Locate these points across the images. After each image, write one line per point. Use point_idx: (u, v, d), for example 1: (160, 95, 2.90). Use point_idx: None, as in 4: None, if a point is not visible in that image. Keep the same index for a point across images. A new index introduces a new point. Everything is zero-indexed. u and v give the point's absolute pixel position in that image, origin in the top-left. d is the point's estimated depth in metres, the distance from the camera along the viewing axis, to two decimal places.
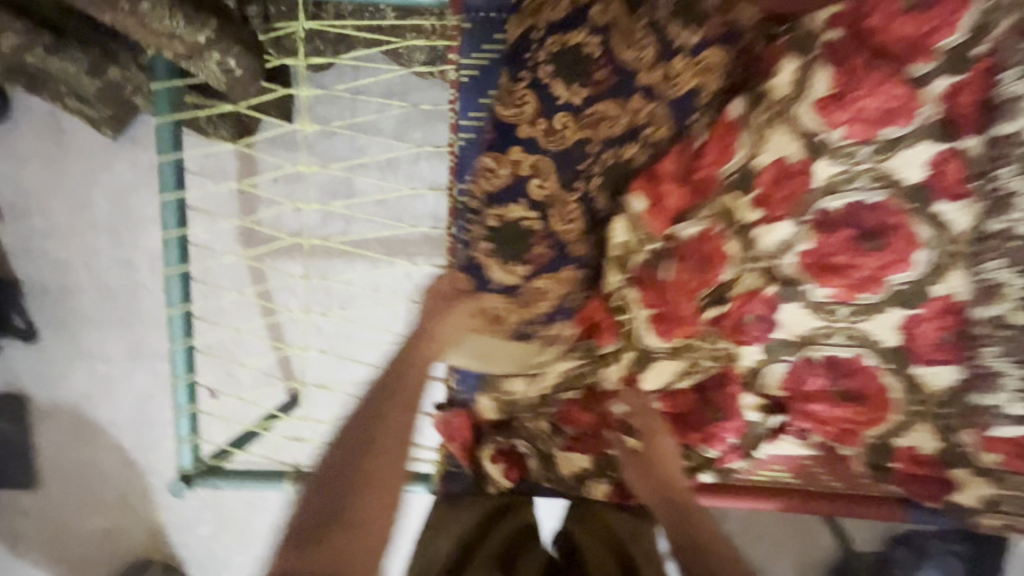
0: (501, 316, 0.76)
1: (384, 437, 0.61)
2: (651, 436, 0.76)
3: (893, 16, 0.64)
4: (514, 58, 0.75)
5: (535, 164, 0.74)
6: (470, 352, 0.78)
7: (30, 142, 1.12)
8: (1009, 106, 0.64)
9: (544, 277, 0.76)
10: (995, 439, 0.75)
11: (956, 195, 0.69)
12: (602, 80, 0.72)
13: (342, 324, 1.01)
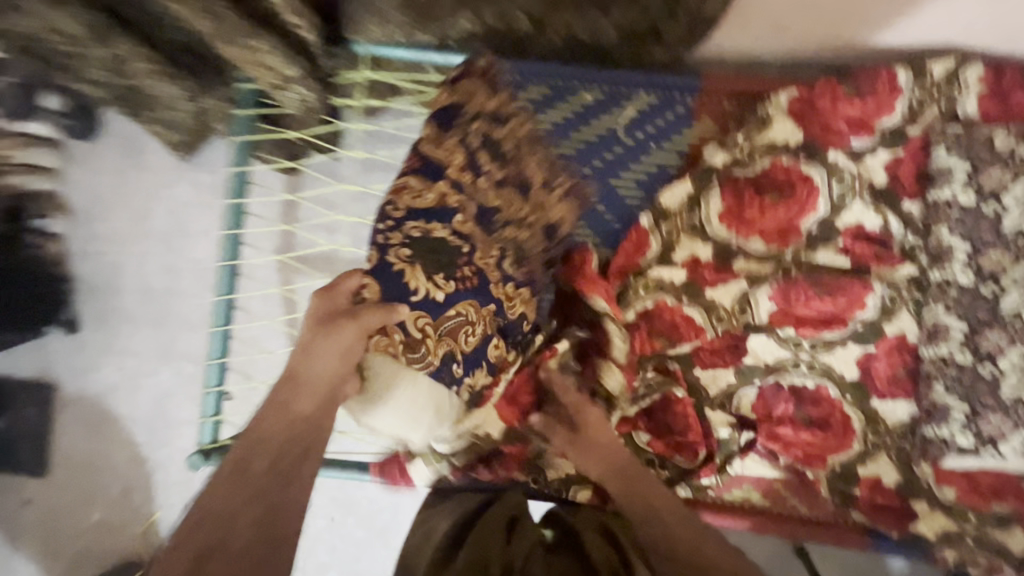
0: (415, 343, 0.66)
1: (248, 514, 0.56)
2: (579, 412, 0.76)
3: (837, 101, 0.83)
4: (445, 118, 0.80)
5: (461, 201, 0.76)
6: (374, 394, 0.65)
7: (107, 160, 1.29)
8: (939, 177, 0.81)
9: (463, 304, 0.71)
10: (947, 470, 0.82)
11: (897, 245, 0.84)
12: (512, 169, 0.83)
13: None
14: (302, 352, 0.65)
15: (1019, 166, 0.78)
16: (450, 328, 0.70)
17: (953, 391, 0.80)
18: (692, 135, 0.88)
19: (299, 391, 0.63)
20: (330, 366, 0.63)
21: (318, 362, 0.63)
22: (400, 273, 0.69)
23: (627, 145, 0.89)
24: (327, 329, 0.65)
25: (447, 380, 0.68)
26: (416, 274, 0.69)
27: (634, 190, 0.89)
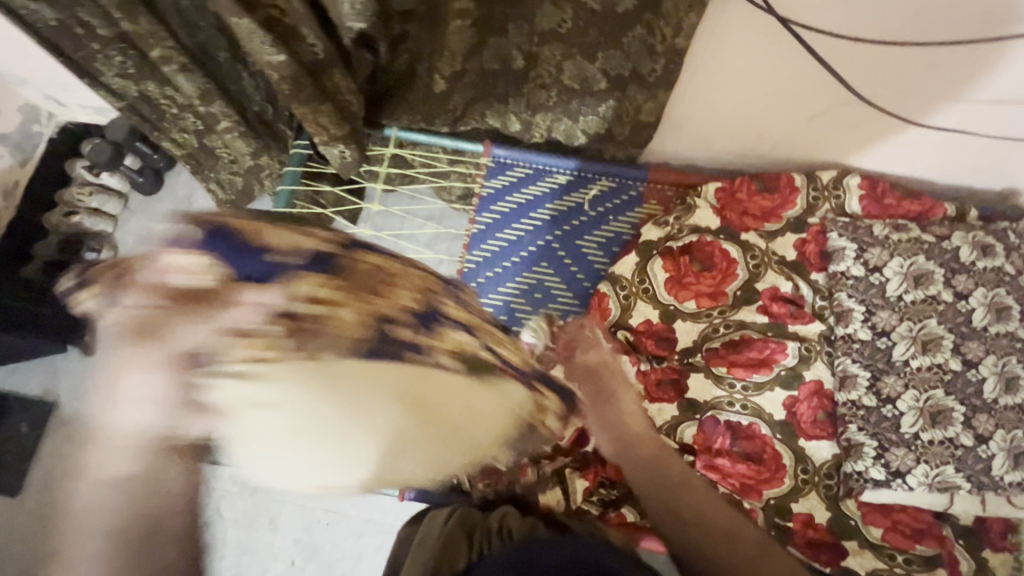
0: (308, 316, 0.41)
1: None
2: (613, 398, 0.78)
3: (753, 193, 1.07)
4: None
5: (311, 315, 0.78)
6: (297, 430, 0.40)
7: (162, 211, 1.52)
8: (836, 253, 1.01)
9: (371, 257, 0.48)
10: (868, 505, 0.91)
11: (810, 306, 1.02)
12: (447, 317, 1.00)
13: None
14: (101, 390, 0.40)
15: (894, 247, 0.99)
16: (372, 281, 0.46)
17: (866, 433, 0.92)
18: (641, 212, 1.12)
19: (116, 457, 0.40)
20: (153, 411, 0.40)
21: (130, 407, 0.40)
22: (250, 246, 0.43)
23: (591, 217, 1.12)
24: (119, 360, 0.40)
25: (395, 353, 0.43)
26: (261, 233, 0.45)
27: (595, 251, 1.11)
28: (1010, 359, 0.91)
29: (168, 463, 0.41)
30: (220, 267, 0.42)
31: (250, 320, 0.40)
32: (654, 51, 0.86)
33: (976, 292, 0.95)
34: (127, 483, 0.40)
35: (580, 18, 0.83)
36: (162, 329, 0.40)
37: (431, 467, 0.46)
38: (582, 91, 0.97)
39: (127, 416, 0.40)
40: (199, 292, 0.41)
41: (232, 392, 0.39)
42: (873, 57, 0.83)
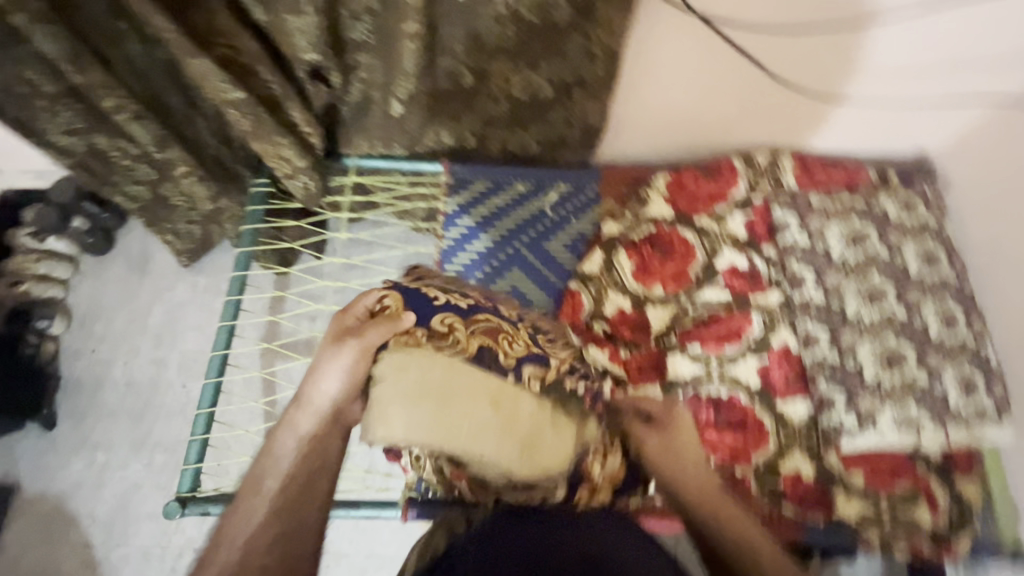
0: (462, 344, 0.72)
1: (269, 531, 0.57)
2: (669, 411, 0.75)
3: (699, 180, 1.15)
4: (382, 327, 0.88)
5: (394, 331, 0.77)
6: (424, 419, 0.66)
7: (116, 270, 1.48)
8: (781, 226, 1.10)
9: (483, 314, 0.77)
10: (847, 454, 0.97)
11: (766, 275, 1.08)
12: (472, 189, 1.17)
13: None
14: (313, 372, 0.66)
15: (830, 214, 1.08)
16: (486, 331, 0.75)
17: (833, 386, 0.98)
18: (601, 210, 1.17)
19: (309, 415, 0.63)
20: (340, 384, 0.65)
21: (332, 385, 0.65)
22: (425, 298, 0.75)
23: (553, 220, 1.17)
24: (329, 346, 0.67)
25: (497, 368, 0.72)
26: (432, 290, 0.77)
27: (562, 252, 1.16)
28: (947, 301, 1.00)
29: (333, 429, 0.64)
30: (396, 295, 0.75)
31: (406, 327, 0.70)
32: (592, 55, 0.93)
33: (907, 244, 1.05)
34: (306, 439, 0.62)
35: (523, 33, 0.90)
36: (360, 331, 0.68)
37: (496, 456, 0.68)
38: (530, 102, 1.03)
39: (323, 389, 0.65)
40: (388, 313, 0.72)
41: (392, 367, 0.67)
42: (801, 43, 0.95)
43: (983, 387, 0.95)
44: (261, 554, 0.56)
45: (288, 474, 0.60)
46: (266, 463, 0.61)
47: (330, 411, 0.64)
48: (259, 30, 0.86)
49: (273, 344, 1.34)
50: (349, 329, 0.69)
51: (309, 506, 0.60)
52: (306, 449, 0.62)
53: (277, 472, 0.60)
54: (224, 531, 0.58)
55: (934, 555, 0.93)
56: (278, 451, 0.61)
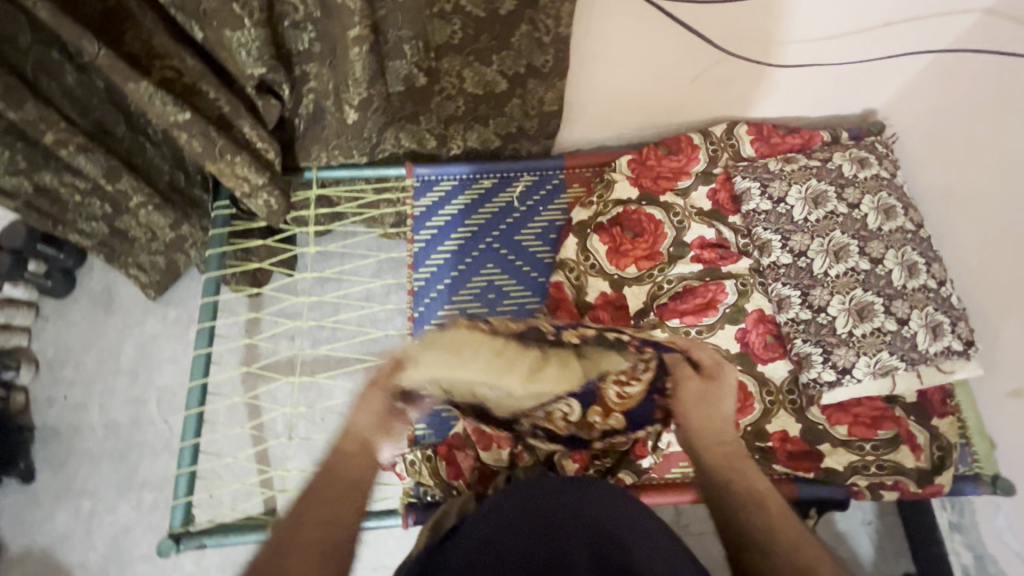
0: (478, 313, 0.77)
1: (315, 517, 0.61)
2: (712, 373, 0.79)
3: (660, 157, 1.17)
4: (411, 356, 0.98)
5: None
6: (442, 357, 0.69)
7: (81, 311, 1.43)
8: (744, 194, 1.12)
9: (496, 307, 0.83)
10: (829, 406, 1.00)
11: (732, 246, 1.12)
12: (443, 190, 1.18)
13: (328, 415, 1.29)
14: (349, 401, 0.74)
15: (789, 177, 1.11)
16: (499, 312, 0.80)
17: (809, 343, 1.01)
18: (567, 198, 1.19)
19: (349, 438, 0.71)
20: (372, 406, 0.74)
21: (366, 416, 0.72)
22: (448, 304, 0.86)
23: (523, 211, 1.18)
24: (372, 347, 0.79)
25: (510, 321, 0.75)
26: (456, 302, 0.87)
27: (534, 242, 1.16)
28: (907, 249, 1.04)
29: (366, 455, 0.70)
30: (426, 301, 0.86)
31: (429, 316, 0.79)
32: (542, 43, 0.93)
33: (865, 199, 1.08)
34: (347, 459, 0.69)
35: (470, 27, 0.91)
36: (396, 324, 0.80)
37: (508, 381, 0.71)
38: (486, 96, 1.03)
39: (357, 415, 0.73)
40: None
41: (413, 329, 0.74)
42: (746, 14, 0.96)
43: (949, 328, 0.98)
44: (313, 536, 0.59)
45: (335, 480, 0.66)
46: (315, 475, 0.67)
47: (363, 439, 0.71)
48: (201, 48, 0.84)
49: (253, 367, 1.32)
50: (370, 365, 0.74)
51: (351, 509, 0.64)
52: (349, 460, 0.68)
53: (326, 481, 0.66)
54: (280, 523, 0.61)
55: (921, 494, 0.96)
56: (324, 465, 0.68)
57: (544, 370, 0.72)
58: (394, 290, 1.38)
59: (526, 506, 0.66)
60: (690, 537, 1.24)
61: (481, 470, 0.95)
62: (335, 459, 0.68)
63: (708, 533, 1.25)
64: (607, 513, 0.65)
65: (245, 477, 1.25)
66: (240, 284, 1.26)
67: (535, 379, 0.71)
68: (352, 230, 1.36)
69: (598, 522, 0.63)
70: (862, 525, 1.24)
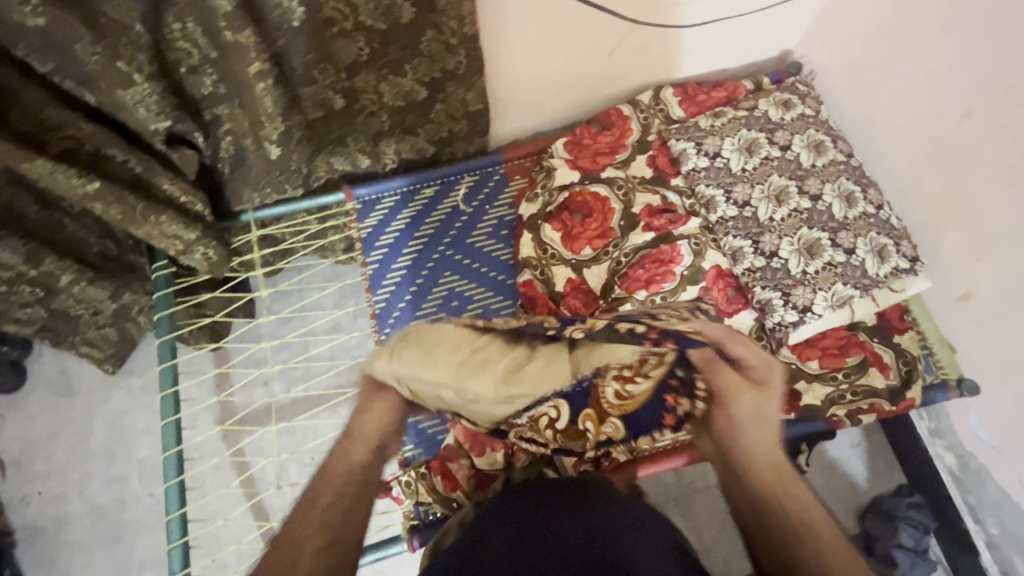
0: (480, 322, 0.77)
1: (315, 541, 0.61)
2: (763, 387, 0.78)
3: (594, 134, 1.17)
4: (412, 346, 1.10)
5: None
6: (420, 358, 0.72)
7: (39, 400, 1.36)
8: (681, 156, 1.13)
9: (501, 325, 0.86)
10: (798, 345, 1.03)
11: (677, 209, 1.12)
12: (384, 207, 1.16)
13: (317, 454, 1.28)
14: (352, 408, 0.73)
15: (721, 132, 1.13)
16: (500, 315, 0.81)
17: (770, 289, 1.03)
18: (512, 191, 1.18)
19: (355, 444, 0.70)
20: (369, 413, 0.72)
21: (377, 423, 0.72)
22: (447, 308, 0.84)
23: (471, 213, 1.17)
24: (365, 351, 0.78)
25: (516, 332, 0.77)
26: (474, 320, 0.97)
27: (487, 241, 1.16)
28: (842, 180, 1.07)
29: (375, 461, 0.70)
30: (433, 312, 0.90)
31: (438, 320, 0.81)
32: (450, 44, 0.92)
33: (795, 140, 1.10)
34: (354, 468, 0.68)
35: (375, 41, 0.89)
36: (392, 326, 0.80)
37: (486, 391, 0.75)
38: (408, 106, 1.01)
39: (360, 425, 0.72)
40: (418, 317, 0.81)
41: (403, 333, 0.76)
42: None
43: (894, 249, 1.02)
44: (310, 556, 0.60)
45: (338, 492, 0.66)
46: (319, 481, 0.67)
47: (373, 444, 0.71)
48: (99, 112, 0.80)
49: (231, 423, 1.29)
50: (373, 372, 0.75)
51: (355, 523, 0.64)
52: (352, 469, 0.68)
53: (330, 492, 0.66)
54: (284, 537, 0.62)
55: (895, 410, 1.00)
56: (326, 475, 0.68)
57: (519, 377, 0.76)
58: (360, 315, 1.36)
59: (535, 526, 0.65)
60: (695, 494, 1.28)
61: (478, 476, 0.96)
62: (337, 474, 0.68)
63: (710, 489, 1.29)
64: (617, 535, 0.63)
65: (245, 535, 1.23)
66: (201, 341, 1.23)
67: (509, 386, 0.75)
68: (304, 263, 1.34)
69: (607, 542, 0.62)
70: (851, 448, 1.30)
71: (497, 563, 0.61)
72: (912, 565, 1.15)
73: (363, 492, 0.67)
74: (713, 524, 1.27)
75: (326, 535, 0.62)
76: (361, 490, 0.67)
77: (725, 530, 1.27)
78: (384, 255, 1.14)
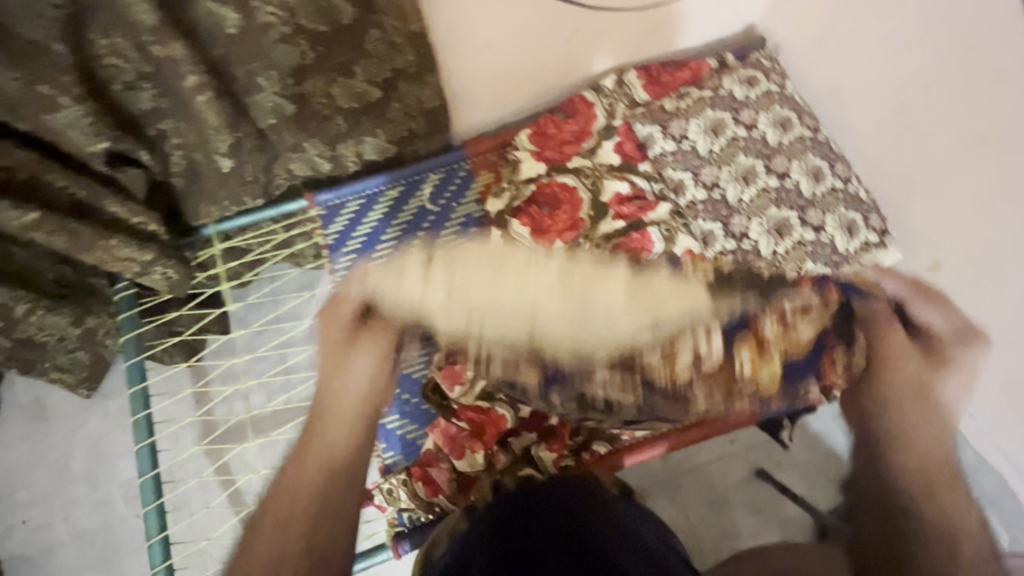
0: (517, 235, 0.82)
1: (303, 501, 0.70)
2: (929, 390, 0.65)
3: (558, 123, 1.14)
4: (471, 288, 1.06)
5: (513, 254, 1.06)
6: (444, 285, 0.77)
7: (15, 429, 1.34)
8: (648, 141, 1.11)
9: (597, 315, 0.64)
10: None
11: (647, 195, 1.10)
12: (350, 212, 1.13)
13: None
14: (333, 371, 0.76)
15: (686, 113, 1.11)
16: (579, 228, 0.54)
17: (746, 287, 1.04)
18: (478, 187, 1.16)
19: (346, 389, 0.76)
20: (360, 365, 0.76)
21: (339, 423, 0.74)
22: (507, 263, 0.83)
23: (438, 212, 1.15)
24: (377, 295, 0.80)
25: None
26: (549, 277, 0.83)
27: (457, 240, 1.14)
28: (808, 156, 1.06)
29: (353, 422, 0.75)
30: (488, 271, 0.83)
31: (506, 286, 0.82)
32: (395, 43, 0.92)
33: (760, 117, 1.09)
34: (341, 439, 0.74)
35: (319, 44, 0.86)
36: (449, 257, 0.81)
37: (569, 312, 0.79)
38: (364, 108, 0.98)
39: (346, 383, 0.76)
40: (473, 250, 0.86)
41: (449, 266, 0.80)
42: None
43: (862, 223, 1.03)
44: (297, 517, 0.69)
45: (319, 471, 0.72)
46: (305, 450, 0.74)
47: (358, 411, 0.75)
48: (33, 136, 0.77)
49: (205, 444, 1.28)
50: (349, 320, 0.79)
51: (340, 498, 0.71)
52: (332, 434, 0.74)
53: (310, 470, 0.72)
54: (276, 498, 0.71)
55: None
56: (309, 445, 0.74)
57: (594, 294, 0.82)
58: None
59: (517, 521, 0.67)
60: (681, 477, 1.29)
61: (459, 480, 0.96)
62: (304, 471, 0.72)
63: (696, 470, 1.30)
64: (597, 523, 0.67)
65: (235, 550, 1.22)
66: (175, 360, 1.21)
67: (590, 301, 0.81)
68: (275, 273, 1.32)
69: (591, 536, 0.64)
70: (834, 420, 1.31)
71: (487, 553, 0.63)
72: None
73: (347, 460, 0.73)
74: (701, 505, 1.29)
75: (312, 509, 0.70)
76: (347, 457, 0.73)
77: (713, 510, 1.29)
78: (350, 261, 1.12)
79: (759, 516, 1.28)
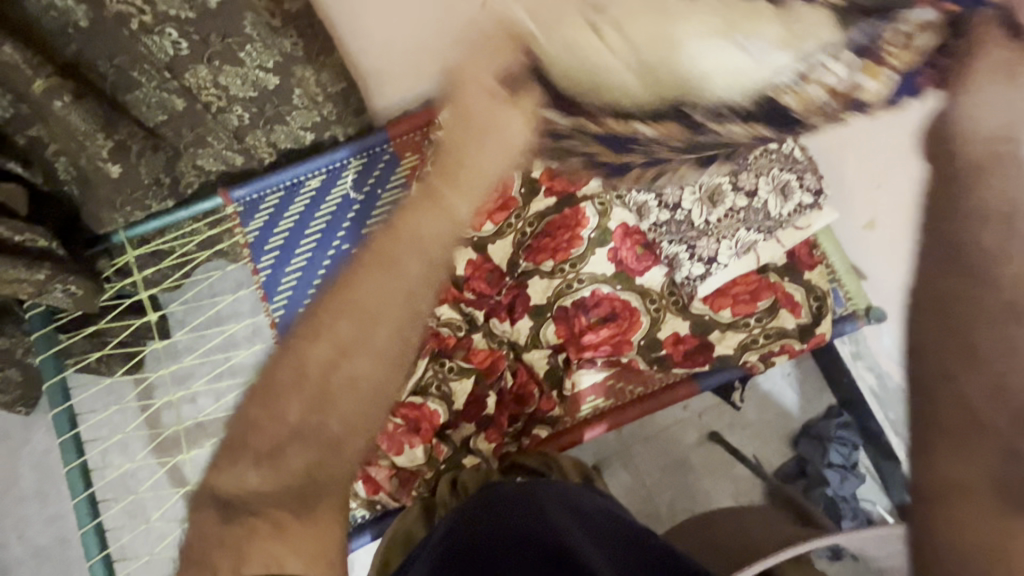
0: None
1: (395, 281, 0.49)
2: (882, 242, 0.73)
3: None
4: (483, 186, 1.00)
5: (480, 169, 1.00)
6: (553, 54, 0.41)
7: None
8: None
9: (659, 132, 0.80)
10: (712, 297, 1.01)
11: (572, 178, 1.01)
12: (269, 207, 1.07)
13: None
14: (468, 147, 0.48)
15: None
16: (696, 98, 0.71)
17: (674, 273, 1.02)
18: (404, 170, 1.10)
19: (477, 168, 0.49)
20: (493, 167, 0.50)
21: (473, 188, 0.49)
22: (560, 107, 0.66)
23: (364, 200, 1.10)
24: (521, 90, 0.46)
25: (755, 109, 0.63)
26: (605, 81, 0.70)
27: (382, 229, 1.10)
28: None
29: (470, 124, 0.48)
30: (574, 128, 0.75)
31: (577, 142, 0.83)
32: (278, 26, 0.84)
33: None
34: (432, 236, 0.49)
35: (190, 32, 0.79)
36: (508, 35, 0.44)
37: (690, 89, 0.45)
38: (262, 96, 0.91)
39: (483, 168, 0.49)
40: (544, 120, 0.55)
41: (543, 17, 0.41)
42: None
43: (797, 184, 0.95)
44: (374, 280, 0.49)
45: (393, 257, 0.49)
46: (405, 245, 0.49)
47: (486, 196, 0.51)
48: None
49: (138, 459, 1.18)
50: (492, 90, 0.46)
51: (435, 224, 0.49)
52: (428, 245, 0.49)
53: (388, 253, 0.49)
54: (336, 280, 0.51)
55: (807, 347, 1.01)
56: (403, 281, 0.49)
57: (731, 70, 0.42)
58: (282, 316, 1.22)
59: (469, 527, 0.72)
60: (636, 444, 1.32)
61: (400, 475, 0.95)
62: (397, 287, 0.48)
63: (651, 437, 1.32)
64: (547, 502, 0.75)
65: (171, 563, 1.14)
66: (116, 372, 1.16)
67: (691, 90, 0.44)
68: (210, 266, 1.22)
69: (539, 515, 0.72)
70: (782, 378, 1.33)
71: (473, 529, 0.72)
72: (842, 480, 1.24)
73: (407, 262, 0.49)
74: (664, 470, 1.31)
75: (397, 282, 0.49)
76: (417, 254, 0.49)
77: (674, 473, 1.31)
78: (274, 261, 1.07)
79: (713, 477, 1.31)
